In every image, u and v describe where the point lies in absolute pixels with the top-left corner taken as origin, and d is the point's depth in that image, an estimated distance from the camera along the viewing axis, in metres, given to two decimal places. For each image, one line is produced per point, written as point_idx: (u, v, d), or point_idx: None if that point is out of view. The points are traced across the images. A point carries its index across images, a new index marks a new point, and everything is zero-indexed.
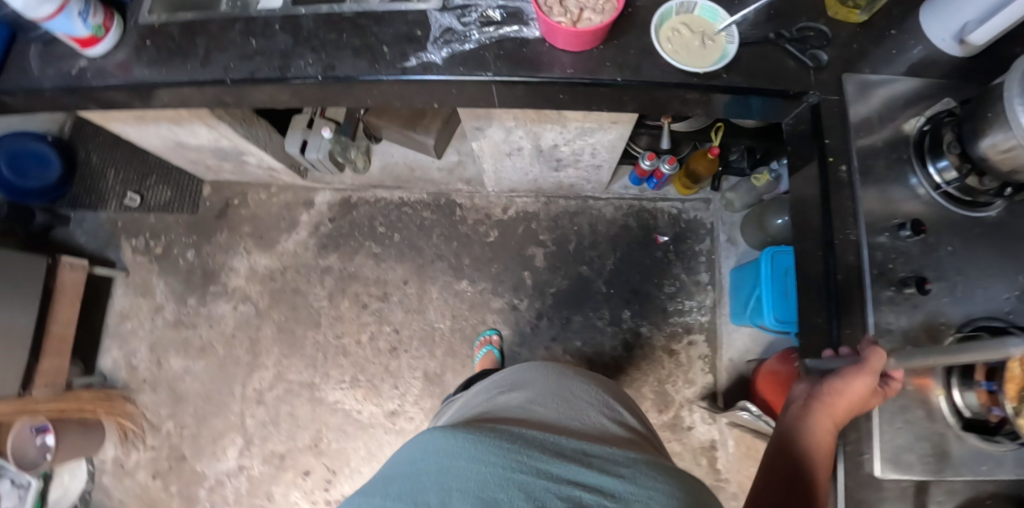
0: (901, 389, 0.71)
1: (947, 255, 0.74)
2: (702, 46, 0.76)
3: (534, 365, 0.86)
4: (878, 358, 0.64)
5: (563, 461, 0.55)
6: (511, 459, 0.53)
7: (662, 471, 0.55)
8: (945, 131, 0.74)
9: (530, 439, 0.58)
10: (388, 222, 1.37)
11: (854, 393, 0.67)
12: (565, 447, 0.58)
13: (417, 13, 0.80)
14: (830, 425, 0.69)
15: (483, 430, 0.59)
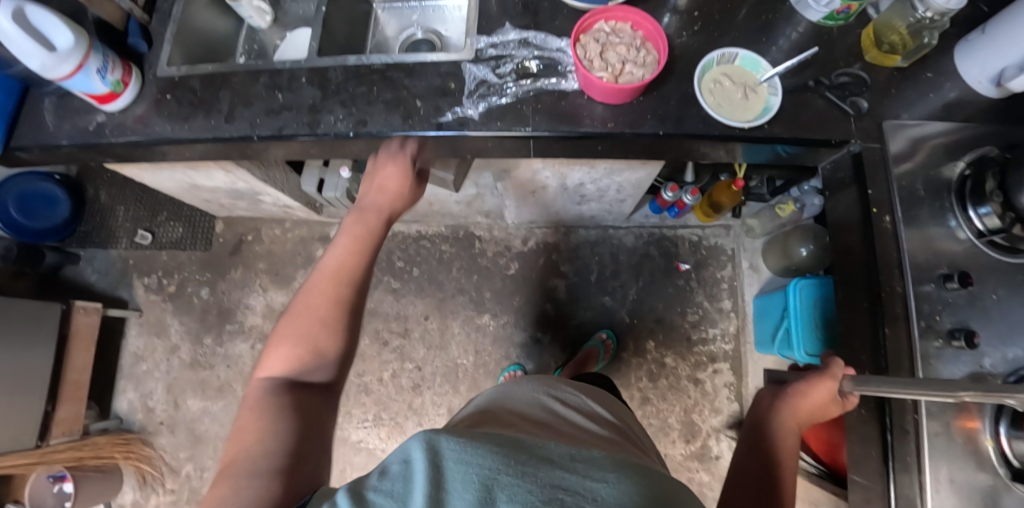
0: (954, 441, 0.70)
1: (995, 302, 0.73)
2: (745, 97, 0.75)
3: (526, 381, 0.81)
4: (839, 365, 0.75)
5: (558, 463, 0.43)
6: (500, 460, 0.41)
7: (661, 480, 0.43)
8: (988, 177, 0.73)
9: (524, 440, 0.46)
10: (406, 257, 1.36)
11: (819, 399, 0.74)
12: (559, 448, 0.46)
13: (449, 64, 0.78)
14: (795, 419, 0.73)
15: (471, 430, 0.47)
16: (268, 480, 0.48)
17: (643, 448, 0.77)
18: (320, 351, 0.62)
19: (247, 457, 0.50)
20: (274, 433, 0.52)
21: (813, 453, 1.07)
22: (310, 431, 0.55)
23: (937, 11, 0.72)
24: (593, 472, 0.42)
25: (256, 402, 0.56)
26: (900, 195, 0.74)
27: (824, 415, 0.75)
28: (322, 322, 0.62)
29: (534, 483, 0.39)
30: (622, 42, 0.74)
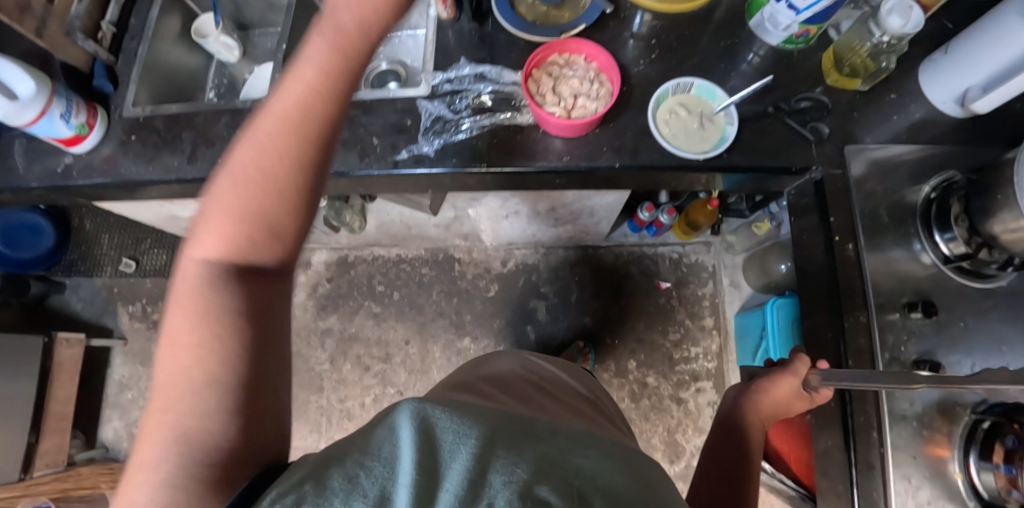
0: (920, 474, 0.69)
1: (961, 330, 0.72)
2: (701, 127, 0.74)
3: (500, 357, 0.84)
4: (802, 362, 0.76)
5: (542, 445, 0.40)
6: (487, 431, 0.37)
7: (638, 470, 0.43)
8: (954, 199, 0.73)
9: (504, 418, 0.42)
10: (386, 281, 1.37)
11: (781, 395, 0.77)
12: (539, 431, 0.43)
13: (406, 101, 0.78)
14: (759, 418, 0.79)
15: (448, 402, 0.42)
16: (216, 428, 0.40)
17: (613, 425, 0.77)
18: (276, 227, 0.46)
19: (188, 391, 0.40)
20: (220, 360, 0.41)
21: (794, 476, 1.03)
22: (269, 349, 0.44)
23: (895, 35, 0.70)
24: (577, 456, 0.40)
25: (195, 301, 0.43)
26: (862, 222, 0.73)
27: (792, 409, 0.78)
28: (280, 195, 0.46)
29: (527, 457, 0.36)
30: (576, 75, 0.74)
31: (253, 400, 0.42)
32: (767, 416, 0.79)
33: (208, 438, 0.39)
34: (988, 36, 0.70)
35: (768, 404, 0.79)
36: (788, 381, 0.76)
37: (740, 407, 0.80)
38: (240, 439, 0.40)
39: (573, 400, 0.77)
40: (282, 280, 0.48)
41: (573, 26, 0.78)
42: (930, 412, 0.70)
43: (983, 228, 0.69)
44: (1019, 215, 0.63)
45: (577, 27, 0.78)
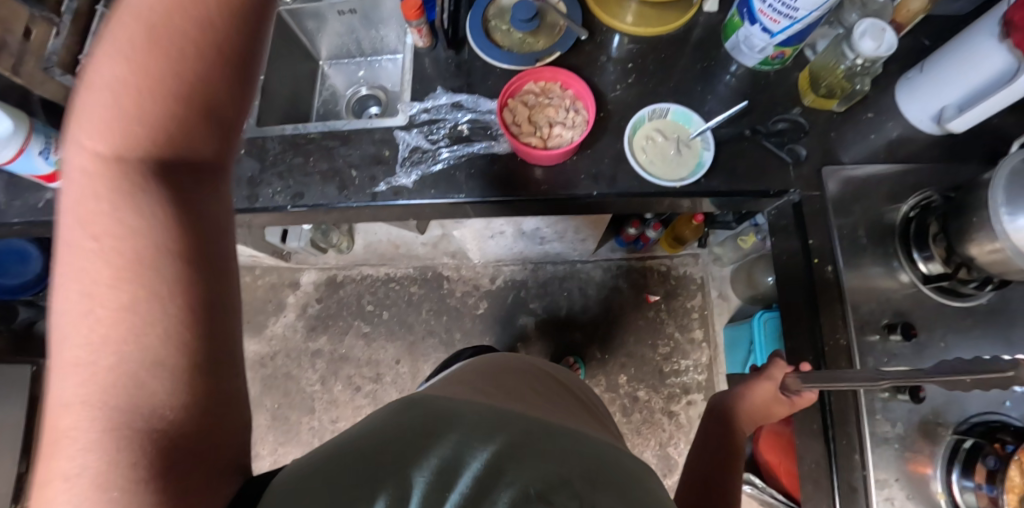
0: (903, 496, 0.69)
1: (941, 350, 0.72)
2: (678, 153, 0.75)
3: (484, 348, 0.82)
4: (778, 366, 0.79)
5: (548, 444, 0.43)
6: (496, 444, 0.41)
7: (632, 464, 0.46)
8: (932, 219, 0.73)
9: (510, 419, 0.46)
10: (376, 300, 1.37)
11: (759, 399, 0.78)
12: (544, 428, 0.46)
13: (384, 131, 0.78)
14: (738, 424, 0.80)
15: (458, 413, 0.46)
16: (171, 401, 0.36)
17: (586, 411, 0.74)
18: (211, 108, 0.42)
19: (126, 368, 0.35)
20: (161, 324, 0.36)
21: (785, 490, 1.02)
22: (221, 299, 0.40)
23: (868, 58, 0.69)
24: (579, 453, 0.44)
25: (116, 254, 0.37)
26: (841, 245, 0.74)
27: (773, 414, 0.78)
28: (210, 62, 0.41)
29: (527, 474, 0.38)
30: (552, 103, 0.74)
31: (207, 367, 0.38)
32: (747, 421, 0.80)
33: (154, 416, 0.35)
34: (963, 56, 0.69)
35: (747, 410, 0.80)
36: (765, 385, 0.78)
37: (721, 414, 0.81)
38: (194, 411, 0.37)
39: (544, 383, 0.74)
40: (221, 217, 0.42)
41: (547, 54, 0.79)
42: (912, 433, 0.70)
43: (960, 249, 0.69)
44: (994, 238, 0.63)
45: (552, 54, 0.78)
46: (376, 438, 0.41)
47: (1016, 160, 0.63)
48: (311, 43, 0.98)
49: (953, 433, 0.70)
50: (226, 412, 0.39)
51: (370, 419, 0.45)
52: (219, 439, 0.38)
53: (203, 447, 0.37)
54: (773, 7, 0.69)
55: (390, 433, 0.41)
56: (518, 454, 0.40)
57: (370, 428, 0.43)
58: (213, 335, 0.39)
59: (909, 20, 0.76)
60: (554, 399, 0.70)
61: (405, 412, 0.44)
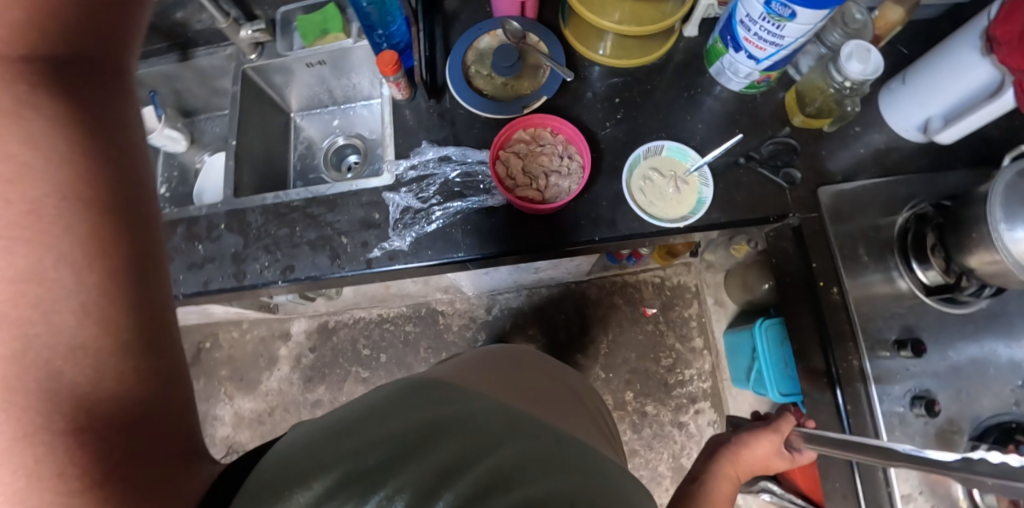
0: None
1: (951, 361, 0.72)
2: (676, 190, 0.74)
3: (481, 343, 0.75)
4: (788, 422, 0.80)
5: (547, 442, 0.40)
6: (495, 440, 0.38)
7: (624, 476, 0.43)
8: (929, 230, 0.72)
9: (509, 413, 0.43)
10: (371, 343, 1.34)
11: (763, 451, 0.78)
12: (540, 427, 0.43)
13: (371, 193, 0.75)
14: (730, 470, 0.75)
15: (456, 401, 0.43)
16: (114, 383, 0.31)
17: (575, 388, 0.67)
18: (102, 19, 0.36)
19: (34, 354, 0.29)
20: (82, 296, 0.31)
21: (803, 492, 1.00)
22: (151, 260, 0.35)
23: (856, 81, 0.69)
24: (578, 456, 0.40)
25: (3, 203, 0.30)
26: (842, 264, 0.74)
27: (770, 468, 0.79)
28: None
29: (534, 476, 0.34)
30: (545, 150, 0.73)
31: (150, 338, 0.34)
32: (741, 471, 0.76)
33: (86, 404, 0.30)
34: (947, 71, 0.69)
35: (745, 460, 0.77)
36: (770, 439, 0.78)
37: (713, 458, 0.77)
38: (141, 391, 0.32)
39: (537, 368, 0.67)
40: (142, 173, 0.37)
41: (534, 99, 0.76)
42: None
43: (959, 260, 0.69)
44: (994, 252, 0.63)
45: (538, 99, 0.76)
46: (375, 429, 0.37)
47: (1009, 174, 0.62)
48: (280, 96, 0.93)
49: (969, 440, 0.69)
50: (175, 387, 0.35)
51: (371, 405, 0.41)
52: (177, 419, 0.34)
53: (157, 427, 0.33)
54: (758, 36, 0.68)
55: (392, 426, 0.37)
56: (526, 459, 0.37)
57: (370, 418, 0.39)
58: (147, 303, 0.34)
59: (890, 30, 0.76)
60: (548, 382, 0.62)
61: (410, 405, 0.41)
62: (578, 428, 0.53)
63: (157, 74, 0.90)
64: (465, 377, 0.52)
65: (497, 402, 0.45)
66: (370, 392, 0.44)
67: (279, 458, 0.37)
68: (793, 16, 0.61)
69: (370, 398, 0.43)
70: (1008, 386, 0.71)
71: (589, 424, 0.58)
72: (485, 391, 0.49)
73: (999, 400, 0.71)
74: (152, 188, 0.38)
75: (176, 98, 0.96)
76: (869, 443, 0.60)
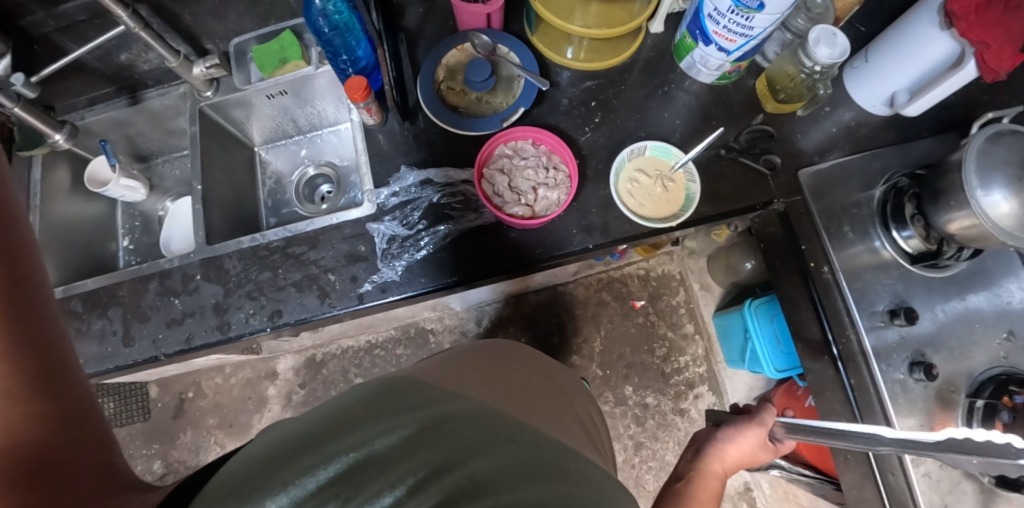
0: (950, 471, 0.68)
1: (942, 323, 0.71)
2: (665, 189, 0.74)
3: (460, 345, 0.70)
4: (768, 412, 0.81)
5: (525, 448, 0.36)
6: (469, 447, 0.34)
7: (607, 480, 0.39)
8: (907, 200, 0.71)
9: (487, 413, 0.39)
10: (363, 371, 1.30)
11: (749, 446, 0.78)
12: (520, 429, 0.39)
13: (354, 224, 0.73)
14: (719, 467, 0.76)
15: (431, 399, 0.38)
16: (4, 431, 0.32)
17: (568, 393, 0.60)
18: None
19: None
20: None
21: (808, 462, 1.00)
22: (32, 305, 0.37)
23: (825, 64, 0.70)
24: (558, 461, 0.37)
25: None
26: (829, 242, 0.74)
27: (755, 461, 0.80)
28: None
29: (509, 496, 0.30)
30: (529, 163, 0.73)
31: (38, 381, 0.35)
32: (730, 463, 0.77)
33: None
34: (909, 46, 0.70)
35: (734, 454, 0.77)
36: (755, 431, 0.79)
37: (700, 455, 0.78)
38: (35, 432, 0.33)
39: (526, 359, 0.61)
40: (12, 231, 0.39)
41: (512, 111, 0.75)
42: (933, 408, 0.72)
43: (938, 226, 0.68)
44: (969, 212, 0.62)
45: (517, 111, 0.74)
46: (338, 439, 0.33)
47: (980, 141, 0.62)
48: (241, 132, 0.89)
49: (966, 397, 0.69)
50: (81, 427, 0.36)
51: (339, 410, 0.36)
52: (96, 457, 0.35)
53: (69, 465, 0.34)
54: (727, 28, 0.67)
55: (358, 435, 0.33)
56: (503, 476, 0.32)
57: (335, 427, 0.34)
58: (31, 349, 0.36)
59: (848, 11, 0.77)
60: (536, 383, 0.55)
61: (384, 408, 0.36)
62: (565, 429, 0.49)
63: (106, 122, 0.85)
64: (451, 374, 0.47)
65: (483, 405, 0.40)
66: (343, 392, 0.39)
67: (228, 476, 0.32)
68: (762, 7, 0.61)
69: (341, 399, 0.38)
70: (995, 341, 0.70)
71: (580, 434, 0.51)
72: (471, 392, 0.44)
73: (988, 353, 0.70)
74: (20, 234, 0.39)
75: (128, 145, 0.90)
76: (853, 430, 0.61)
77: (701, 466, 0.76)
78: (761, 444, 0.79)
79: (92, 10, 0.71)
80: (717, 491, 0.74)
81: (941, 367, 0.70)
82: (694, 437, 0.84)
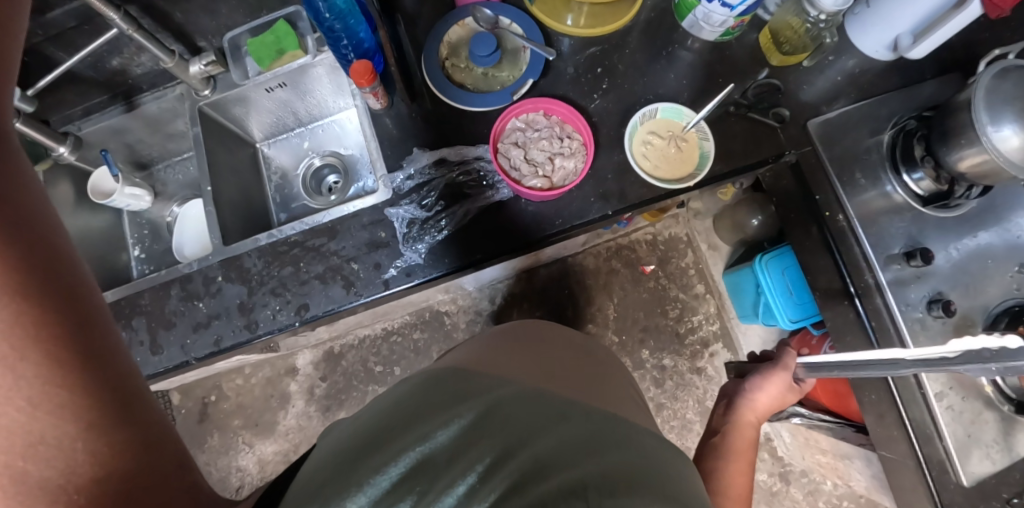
0: (975, 405, 0.68)
1: (958, 260, 0.72)
2: (678, 150, 0.74)
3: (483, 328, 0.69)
4: (790, 355, 0.81)
5: (584, 423, 0.34)
6: (529, 428, 0.32)
7: (669, 448, 0.37)
8: (916, 142, 0.72)
9: (540, 394, 0.37)
10: (382, 359, 1.31)
11: (776, 392, 0.80)
12: (574, 404, 0.37)
13: (371, 212, 0.72)
14: (750, 418, 0.78)
15: (481, 389, 0.36)
16: (88, 464, 0.30)
17: (607, 367, 0.58)
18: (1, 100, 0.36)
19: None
20: (27, 389, 0.29)
21: (828, 408, 1.04)
22: (96, 329, 0.34)
23: (830, 12, 0.70)
24: (619, 434, 0.34)
25: None
26: (842, 190, 0.74)
27: (784, 404, 0.82)
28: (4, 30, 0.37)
29: (580, 470, 0.28)
30: (543, 134, 0.73)
31: (114, 404, 0.33)
32: (759, 412, 0.79)
33: (67, 490, 0.30)
34: None
35: (762, 403, 0.79)
36: (780, 376, 0.80)
37: (731, 409, 0.80)
38: (118, 461, 0.31)
39: (560, 340, 0.59)
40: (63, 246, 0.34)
41: (521, 84, 0.74)
42: None
43: (948, 165, 0.68)
44: (979, 148, 0.62)
45: (525, 84, 0.74)
46: (400, 437, 0.31)
47: (987, 79, 0.62)
48: (242, 129, 0.88)
49: (983, 330, 0.70)
50: (161, 449, 0.34)
51: (395, 409, 0.35)
52: (179, 480, 0.34)
53: (155, 490, 0.32)
54: None
55: (418, 431, 0.31)
56: (566, 451, 0.30)
57: (395, 425, 0.33)
58: (103, 372, 0.33)
59: None
60: (577, 363, 0.54)
61: (440, 402, 0.35)
62: (614, 406, 0.47)
63: (104, 131, 0.83)
64: (496, 365, 0.46)
65: (535, 385, 0.39)
66: (396, 392, 0.38)
67: (299, 484, 0.31)
68: None
69: (395, 398, 0.37)
70: (1009, 273, 0.71)
71: (629, 408, 0.49)
72: (519, 377, 0.43)
73: (1002, 287, 0.71)
74: (71, 249, 0.35)
75: (128, 152, 0.89)
76: (875, 359, 0.62)
77: (734, 420, 0.78)
78: (788, 386, 0.81)
79: (81, 15, 0.69)
80: (752, 440, 0.76)
81: (958, 302, 0.71)
82: (722, 392, 0.86)
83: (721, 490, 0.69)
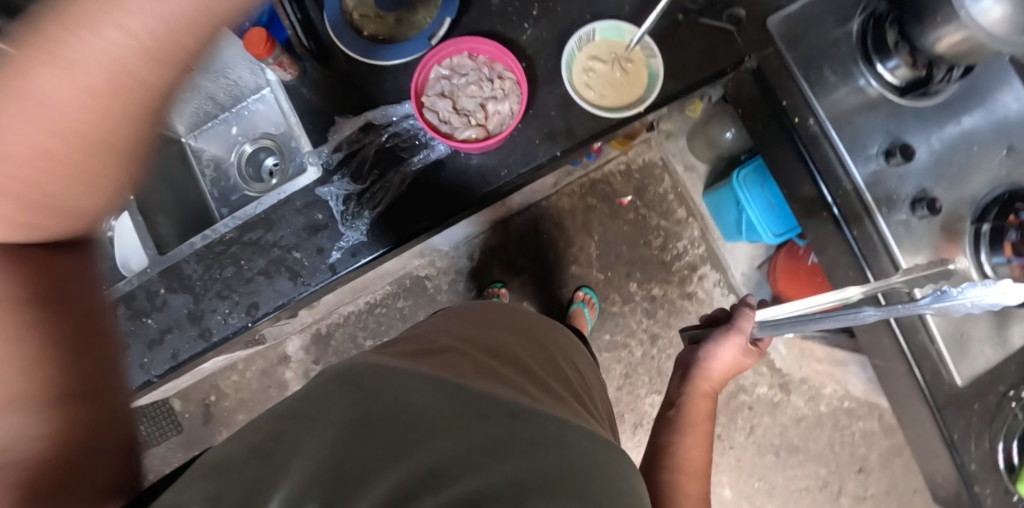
0: None
1: (943, 150, 0.66)
2: (624, 73, 0.68)
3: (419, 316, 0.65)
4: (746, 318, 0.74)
5: (495, 424, 0.32)
6: (430, 434, 0.30)
7: (593, 439, 0.36)
8: (888, 27, 0.64)
9: (456, 392, 0.35)
10: (371, 332, 1.30)
11: (732, 355, 0.74)
12: (492, 400, 0.35)
13: (303, 195, 0.67)
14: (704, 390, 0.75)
15: (391, 386, 0.34)
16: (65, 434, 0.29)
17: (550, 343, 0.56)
18: None
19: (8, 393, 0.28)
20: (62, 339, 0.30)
21: None
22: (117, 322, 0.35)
23: None
24: (535, 431, 0.33)
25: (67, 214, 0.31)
26: (810, 91, 0.67)
27: (742, 368, 0.77)
28: None
29: (473, 481, 0.26)
30: (470, 79, 0.66)
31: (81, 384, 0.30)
32: (714, 382, 0.75)
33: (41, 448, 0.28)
34: None
35: (718, 371, 0.75)
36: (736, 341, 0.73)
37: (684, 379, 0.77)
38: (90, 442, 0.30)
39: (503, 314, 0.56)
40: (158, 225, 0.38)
41: (439, 25, 0.66)
42: None
43: (924, 48, 0.61)
44: (955, 27, 0.55)
45: (443, 24, 0.66)
46: (287, 442, 0.29)
47: None
48: None
49: (972, 225, 0.65)
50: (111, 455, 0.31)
51: (295, 411, 0.33)
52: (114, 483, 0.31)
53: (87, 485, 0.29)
54: None
55: (309, 437, 0.29)
56: (467, 459, 0.28)
57: (288, 428, 0.31)
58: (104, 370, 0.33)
59: None
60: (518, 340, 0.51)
61: (337, 400, 0.33)
62: (551, 388, 0.45)
63: None
64: (425, 351, 0.44)
65: (453, 378, 0.37)
66: (304, 391, 0.36)
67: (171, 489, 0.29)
68: None
69: (299, 399, 0.35)
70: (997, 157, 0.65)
71: (569, 392, 0.47)
72: (447, 363, 0.41)
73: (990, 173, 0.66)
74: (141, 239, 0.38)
75: None
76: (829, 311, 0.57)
77: (687, 393, 0.75)
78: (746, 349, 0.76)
79: None
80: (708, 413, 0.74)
81: (944, 197, 0.66)
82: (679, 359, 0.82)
83: (674, 465, 0.68)
